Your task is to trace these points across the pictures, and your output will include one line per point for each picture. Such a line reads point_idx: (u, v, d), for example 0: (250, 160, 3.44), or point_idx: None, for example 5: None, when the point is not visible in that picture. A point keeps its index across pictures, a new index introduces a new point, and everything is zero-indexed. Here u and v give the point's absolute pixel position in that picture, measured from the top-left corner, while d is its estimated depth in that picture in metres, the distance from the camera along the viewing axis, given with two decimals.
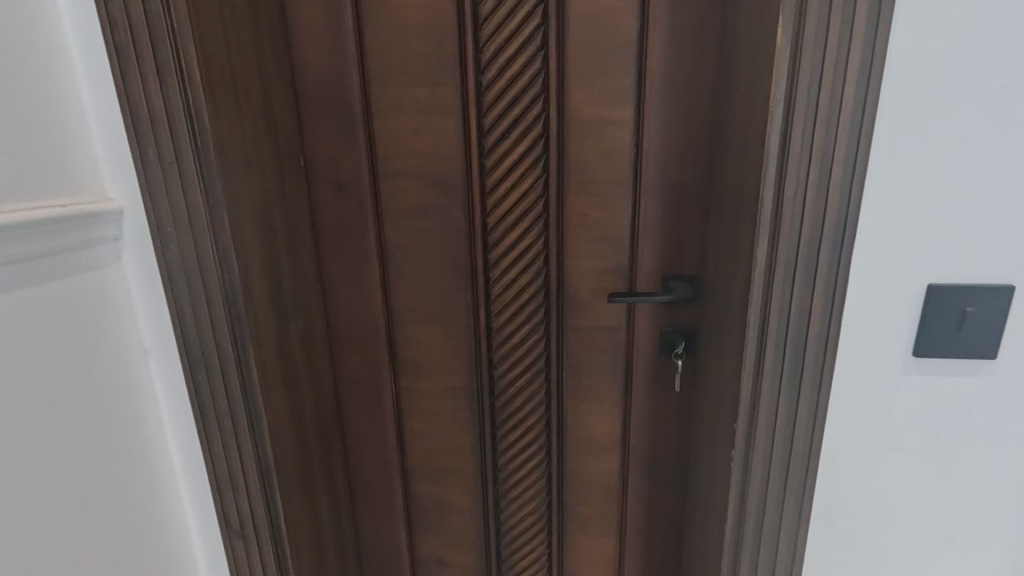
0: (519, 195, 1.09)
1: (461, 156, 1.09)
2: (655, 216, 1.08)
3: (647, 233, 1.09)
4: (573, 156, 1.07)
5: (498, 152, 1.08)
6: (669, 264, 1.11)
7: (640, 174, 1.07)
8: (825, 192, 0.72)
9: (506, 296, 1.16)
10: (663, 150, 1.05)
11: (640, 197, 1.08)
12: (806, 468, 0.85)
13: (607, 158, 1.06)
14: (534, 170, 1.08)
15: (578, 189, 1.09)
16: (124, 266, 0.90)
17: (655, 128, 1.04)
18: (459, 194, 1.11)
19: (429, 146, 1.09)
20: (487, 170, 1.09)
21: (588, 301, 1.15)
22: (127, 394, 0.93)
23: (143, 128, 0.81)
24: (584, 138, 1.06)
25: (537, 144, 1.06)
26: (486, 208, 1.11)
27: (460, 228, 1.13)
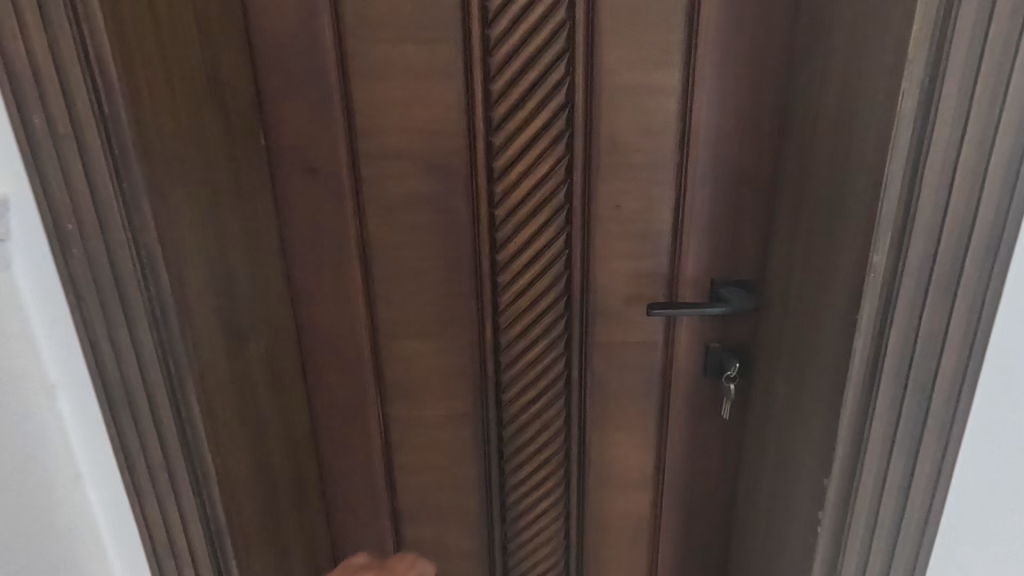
0: (535, 182, 0.88)
1: (463, 133, 0.87)
2: (704, 208, 0.88)
3: (694, 229, 0.89)
4: (603, 134, 0.85)
5: (510, 128, 0.86)
6: (718, 266, 0.91)
7: (687, 154, 0.85)
8: (982, 175, 0.53)
9: (518, 306, 0.94)
10: (716, 125, 0.84)
11: (687, 183, 0.86)
12: (923, 531, 0.66)
13: (647, 136, 0.85)
14: (554, 151, 0.86)
15: (609, 175, 0.87)
16: (13, 276, 0.68)
17: (708, 98, 0.83)
18: (460, 180, 0.89)
19: (422, 121, 0.87)
20: (496, 150, 0.87)
21: (618, 311, 0.94)
22: (26, 443, 0.71)
23: (22, 86, 0.58)
24: (619, 111, 0.84)
25: (558, 118, 0.85)
26: (493, 199, 0.89)
27: (462, 224, 0.92)
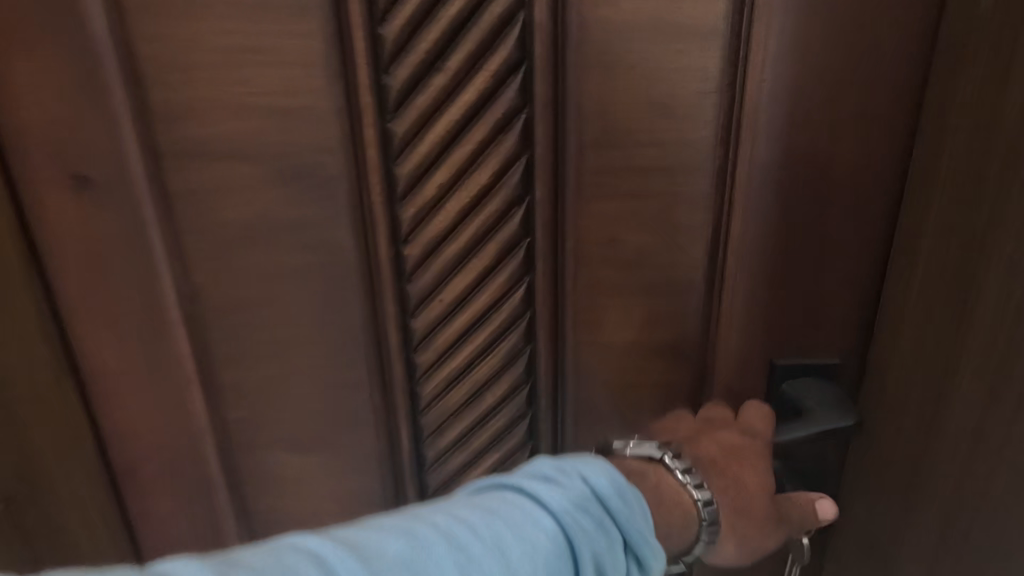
0: (469, 202, 0.51)
1: (336, 115, 0.49)
2: (762, 244, 0.50)
3: (744, 279, 0.52)
4: (586, 117, 0.48)
5: (420, 106, 0.48)
6: (783, 338, 0.53)
7: (737, 150, 0.47)
8: None
9: (452, 399, 0.58)
10: (794, 97, 0.46)
11: (734, 201, 0.49)
12: None
13: (666, 118, 0.47)
14: (499, 148, 0.49)
15: (597, 187, 0.50)
16: None
17: (780, 48, 0.45)
18: (339, 199, 0.52)
19: (262, 94, 0.48)
20: (398, 145, 0.49)
21: (614, 407, 0.58)
22: None
23: None
24: (613, 74, 0.46)
25: (505, 89, 0.48)
26: (400, 231, 0.52)
27: (348, 271, 0.54)
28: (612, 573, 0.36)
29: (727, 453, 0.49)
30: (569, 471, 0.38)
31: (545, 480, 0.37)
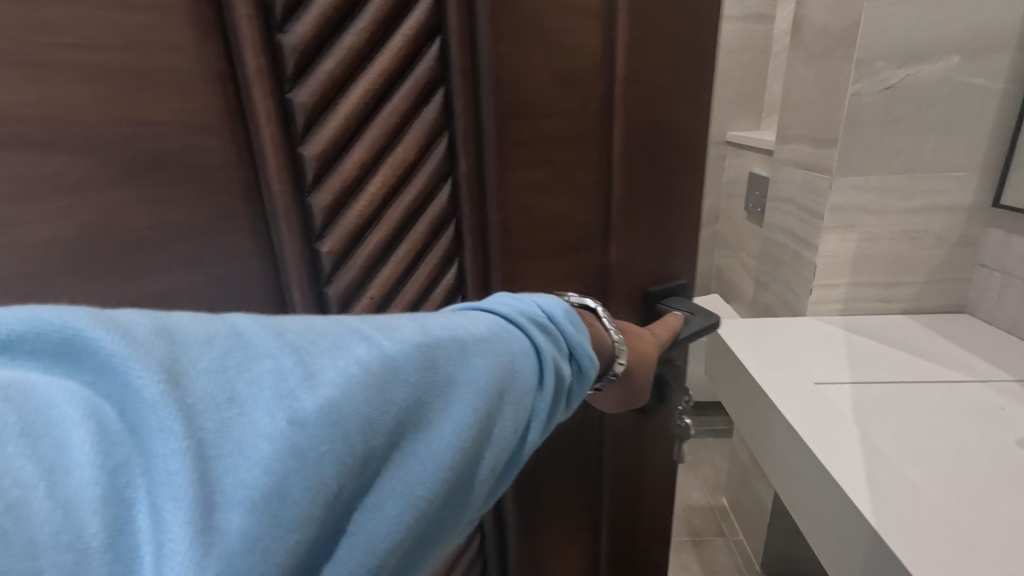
0: (393, 182, 0.45)
1: (212, 86, 0.37)
2: (650, 206, 0.55)
3: (632, 234, 0.55)
4: (505, 86, 0.46)
5: (329, 73, 0.40)
6: (655, 277, 0.59)
7: (630, 118, 0.51)
8: None
9: None
10: (659, 69, 0.51)
11: (629, 167, 0.53)
12: None
13: (570, 88, 0.48)
14: (420, 123, 0.45)
15: (516, 158, 0.48)
16: None
17: (648, 24, 0.48)
18: (226, 197, 0.39)
19: (85, 50, 0.33)
20: (304, 120, 0.40)
21: None
22: None
23: None
24: (522, 42, 0.45)
25: (422, 57, 0.44)
26: (313, 227, 0.43)
27: (245, 289, 0.42)
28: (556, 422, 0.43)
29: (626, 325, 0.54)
30: (524, 298, 0.43)
31: (511, 300, 0.43)
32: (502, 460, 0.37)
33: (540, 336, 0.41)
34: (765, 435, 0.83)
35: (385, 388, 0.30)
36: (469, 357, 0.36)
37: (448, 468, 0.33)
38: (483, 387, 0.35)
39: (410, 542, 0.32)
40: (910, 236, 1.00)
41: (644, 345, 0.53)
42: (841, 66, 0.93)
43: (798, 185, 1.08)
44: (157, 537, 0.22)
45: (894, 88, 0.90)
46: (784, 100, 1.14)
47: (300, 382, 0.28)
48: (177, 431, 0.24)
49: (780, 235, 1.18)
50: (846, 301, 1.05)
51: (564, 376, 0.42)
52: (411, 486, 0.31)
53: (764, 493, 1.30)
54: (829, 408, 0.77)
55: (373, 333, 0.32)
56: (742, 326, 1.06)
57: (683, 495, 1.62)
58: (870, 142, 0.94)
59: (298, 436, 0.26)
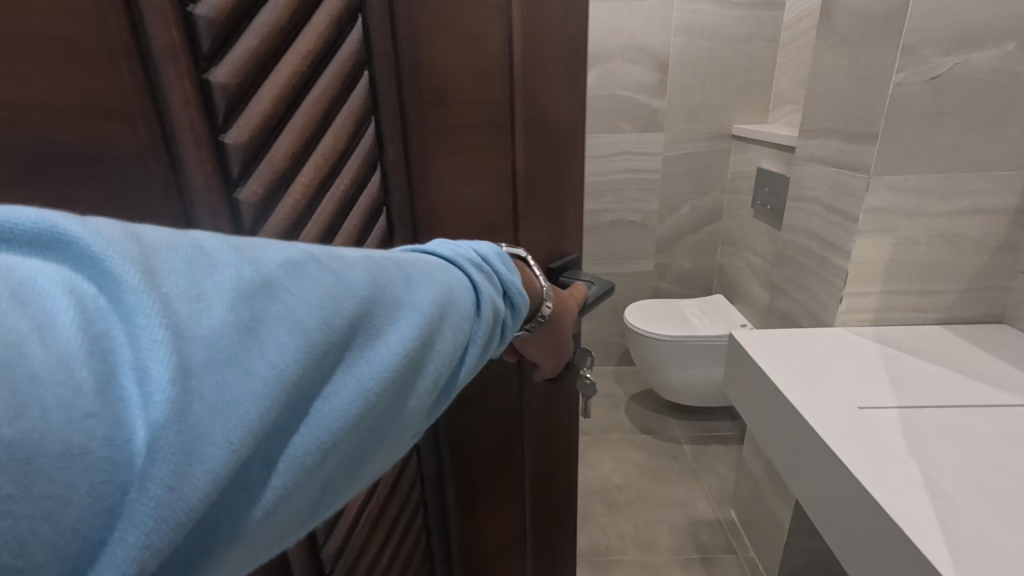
0: (327, 171, 0.42)
1: (110, 53, 0.29)
2: (541, 191, 0.58)
3: (533, 218, 0.58)
4: (425, 72, 0.47)
5: (253, 51, 0.34)
6: (552, 253, 0.62)
7: (524, 103, 0.53)
8: None
9: None
10: (545, 63, 0.53)
11: (525, 152, 0.54)
12: None
13: (479, 76, 0.49)
14: (351, 109, 0.43)
15: (437, 145, 0.50)
16: None
17: (537, 16, 0.51)
18: (143, 198, 0.32)
19: None
20: (223, 101, 0.34)
21: None
22: None
23: None
24: (437, 31, 0.46)
25: (347, 36, 0.41)
26: (243, 228, 0.37)
27: None
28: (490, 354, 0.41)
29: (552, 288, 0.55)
30: (462, 244, 0.41)
31: (453, 244, 0.40)
32: (444, 383, 0.35)
33: (480, 275, 0.39)
34: (809, 471, 0.74)
35: (340, 300, 0.27)
36: (417, 281, 0.33)
37: (395, 381, 0.30)
38: (431, 302, 0.33)
39: (349, 446, 0.28)
40: (951, 241, 0.91)
41: (565, 300, 0.55)
42: (883, 53, 0.84)
43: (827, 184, 0.99)
44: (142, 391, 0.19)
45: (942, 78, 0.81)
46: (810, 92, 1.06)
47: (261, 288, 0.24)
48: (157, 308, 0.20)
49: (803, 238, 1.09)
50: (877, 312, 0.97)
51: (501, 310, 0.40)
52: (361, 384, 0.28)
53: (782, 510, 1.21)
54: (882, 441, 0.69)
55: (322, 251, 0.29)
56: (761, 338, 0.97)
57: (686, 507, 1.53)
58: (913, 138, 0.85)
59: (276, 325, 0.24)
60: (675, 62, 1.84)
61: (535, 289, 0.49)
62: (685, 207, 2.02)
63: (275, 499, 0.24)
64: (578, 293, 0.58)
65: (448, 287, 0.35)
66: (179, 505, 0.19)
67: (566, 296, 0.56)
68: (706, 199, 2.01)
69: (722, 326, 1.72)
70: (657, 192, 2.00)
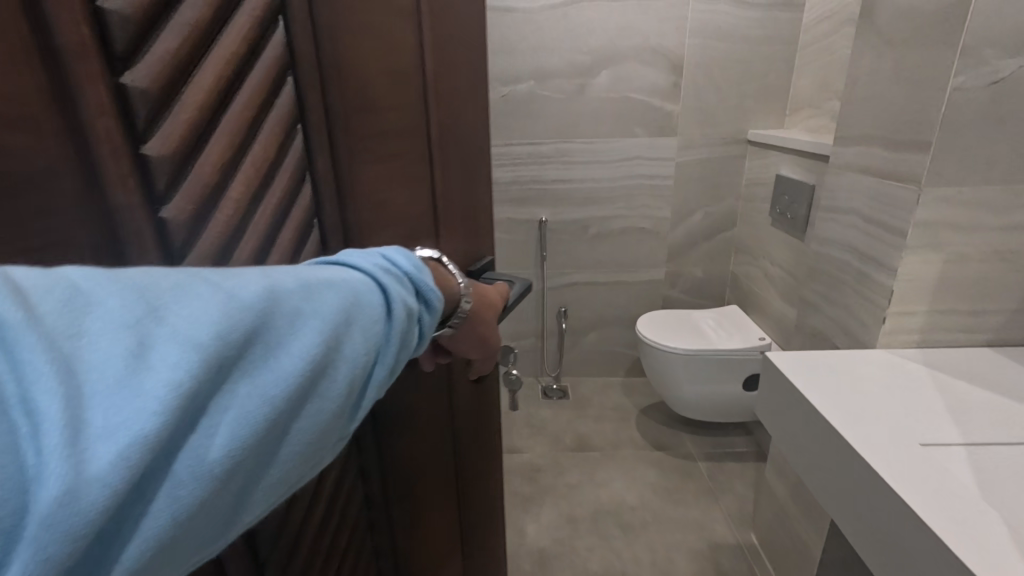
0: (255, 178, 0.44)
1: (24, 65, 0.29)
2: (453, 193, 0.59)
3: (451, 223, 0.60)
4: (348, 78, 0.49)
5: (174, 59, 0.36)
6: (470, 256, 0.63)
7: (436, 109, 0.54)
8: None
9: None
10: (452, 69, 0.54)
11: (438, 157, 0.56)
12: None
13: (395, 84, 0.51)
14: (276, 115, 0.46)
15: (364, 150, 0.52)
16: None
17: (445, 25, 0.52)
18: (67, 207, 0.32)
19: None
20: (143, 114, 0.35)
21: None
22: None
23: None
24: (356, 38, 0.48)
25: (268, 41, 0.44)
26: (175, 242, 0.39)
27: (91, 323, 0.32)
28: (412, 353, 0.40)
29: (476, 289, 0.54)
30: (372, 250, 0.40)
31: (364, 251, 0.39)
32: (361, 385, 0.34)
33: (392, 279, 0.38)
34: (858, 501, 0.68)
35: (231, 313, 0.26)
36: (319, 289, 0.32)
37: (303, 390, 0.29)
38: (336, 310, 0.32)
39: (259, 455, 0.28)
40: (1007, 258, 0.84)
41: (488, 296, 0.54)
42: (937, 54, 0.77)
43: (869, 196, 0.92)
44: (25, 424, 0.19)
45: (1007, 80, 0.74)
46: (847, 96, 0.99)
47: (146, 313, 0.24)
48: (32, 343, 0.20)
49: (838, 250, 1.03)
50: (924, 332, 0.90)
51: (416, 308, 0.39)
52: (264, 394, 0.27)
53: (813, 539, 1.14)
54: (950, 481, 0.62)
55: (212, 274, 0.28)
56: (801, 360, 0.90)
57: (705, 530, 1.46)
58: (970, 146, 0.78)
59: (165, 346, 0.23)
60: (691, 64, 1.77)
61: (451, 287, 0.48)
62: (699, 213, 1.96)
63: (179, 513, 0.23)
64: (500, 288, 0.58)
65: (353, 292, 0.34)
66: (74, 524, 0.20)
67: (488, 293, 0.55)
68: (721, 205, 1.94)
69: (739, 339, 1.65)
70: (669, 198, 1.94)
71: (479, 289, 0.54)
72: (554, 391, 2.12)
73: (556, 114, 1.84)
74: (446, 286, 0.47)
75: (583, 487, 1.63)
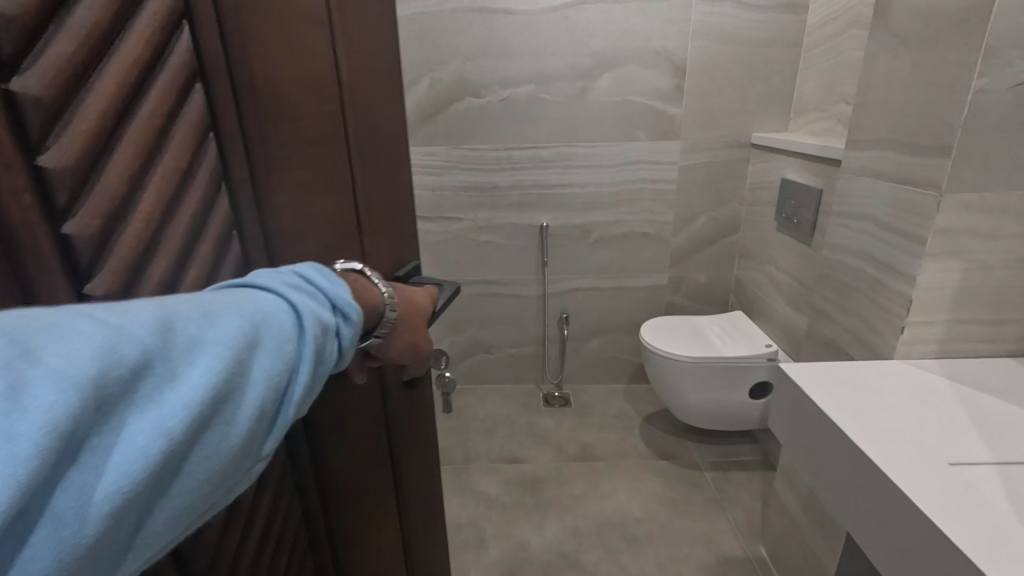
0: (169, 190, 0.41)
1: None
2: (375, 198, 0.56)
3: (375, 229, 0.57)
4: (260, 81, 0.45)
5: (67, 68, 0.33)
6: (397, 263, 0.62)
7: (352, 112, 0.51)
8: None
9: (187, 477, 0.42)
10: (367, 68, 0.52)
11: (359, 163, 0.53)
12: None
13: (313, 87, 0.48)
14: (188, 123, 0.43)
15: (278, 160, 0.48)
16: None
17: (356, 22, 0.50)
18: None
19: None
20: (38, 129, 0.32)
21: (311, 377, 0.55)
22: None
23: None
24: (265, 33, 0.44)
25: (174, 45, 0.41)
26: (79, 263, 0.36)
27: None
28: (332, 368, 0.40)
29: (403, 295, 0.54)
30: (287, 269, 0.40)
31: (275, 271, 0.39)
32: (273, 406, 0.34)
33: (302, 297, 0.38)
34: (878, 520, 0.64)
35: (114, 348, 0.26)
36: (219, 315, 0.32)
37: (201, 418, 0.29)
38: (238, 334, 0.32)
39: (153, 486, 0.27)
40: None
41: (414, 299, 0.55)
42: (957, 56, 0.75)
43: (885, 201, 0.90)
44: None
45: None
46: (860, 99, 0.96)
47: (18, 357, 0.23)
48: None
49: (852, 258, 1.00)
50: (942, 343, 0.87)
51: (332, 324, 0.39)
52: (156, 426, 0.27)
53: (827, 554, 1.10)
54: (983, 502, 0.58)
55: (96, 309, 0.28)
56: (817, 370, 0.87)
57: (713, 543, 1.43)
58: (993, 151, 0.75)
59: (36, 388, 0.23)
60: (694, 66, 1.75)
61: (375, 296, 0.47)
62: (702, 217, 1.93)
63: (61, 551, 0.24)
64: (425, 290, 0.59)
65: (257, 315, 0.34)
66: None
67: (415, 295, 0.56)
68: (724, 209, 1.92)
69: (745, 346, 1.62)
70: (672, 202, 1.91)
71: (404, 294, 0.54)
72: (555, 399, 2.10)
73: (557, 117, 1.81)
74: (367, 297, 0.46)
75: (587, 499, 1.59)
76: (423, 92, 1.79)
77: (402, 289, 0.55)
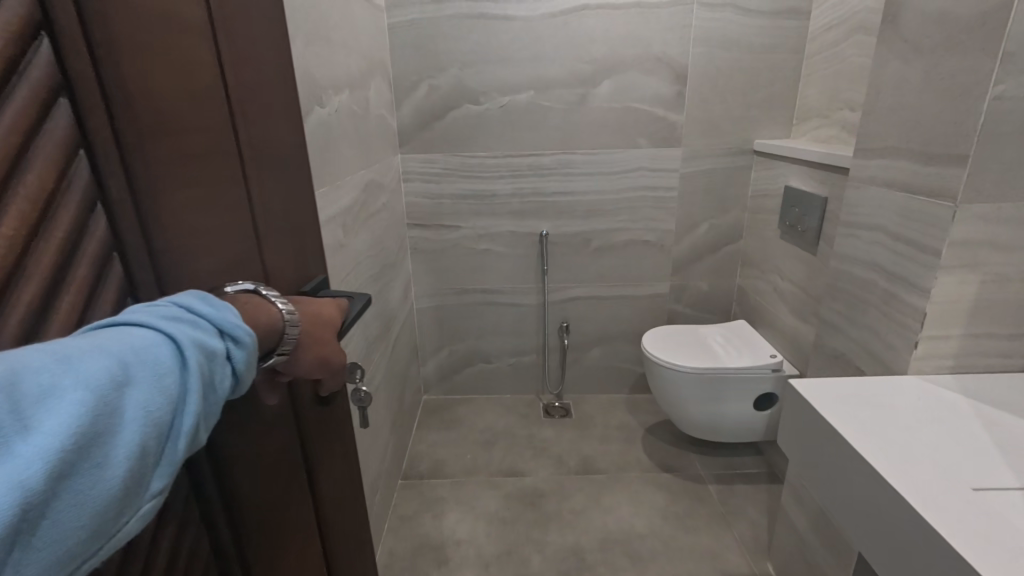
0: (30, 216, 0.36)
1: None
2: (268, 210, 0.60)
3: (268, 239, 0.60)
4: (138, 98, 0.43)
5: None
6: (301, 278, 0.69)
7: (242, 133, 0.55)
8: None
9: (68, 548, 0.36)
10: (254, 92, 0.57)
11: (252, 179, 0.57)
12: None
13: (201, 104, 0.49)
14: (53, 143, 0.37)
15: (170, 173, 0.46)
16: None
17: (243, 54, 0.55)
18: None
19: None
20: None
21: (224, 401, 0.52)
22: None
23: None
24: (147, 52, 0.43)
25: (28, 56, 0.35)
26: None
27: None
28: (219, 397, 0.39)
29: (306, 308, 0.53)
30: (161, 301, 0.38)
31: (145, 305, 0.37)
32: (153, 443, 0.33)
33: (179, 327, 0.37)
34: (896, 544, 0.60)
35: None
36: (79, 358, 0.30)
37: (65, 466, 0.27)
38: (105, 374, 0.31)
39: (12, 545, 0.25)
40: None
41: (319, 310, 0.54)
42: (973, 63, 0.72)
43: (897, 210, 0.87)
44: None
45: None
46: (869, 106, 0.93)
47: None
48: None
49: (862, 269, 0.97)
50: (957, 358, 0.84)
51: (215, 351, 0.38)
52: (10, 480, 0.25)
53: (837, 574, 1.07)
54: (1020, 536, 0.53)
55: None
56: (827, 387, 0.84)
57: (718, 559, 1.39)
58: (1011, 161, 0.73)
59: None
60: (695, 73, 1.73)
61: (272, 314, 0.46)
62: (704, 225, 1.90)
63: None
64: (333, 301, 0.58)
65: (126, 352, 0.32)
66: None
67: (320, 306, 0.54)
68: (726, 217, 1.89)
69: (750, 356, 1.59)
70: (674, 210, 1.88)
71: (308, 307, 0.53)
72: (556, 410, 2.07)
73: (557, 124, 1.79)
74: (261, 315, 0.45)
75: (588, 514, 1.55)
76: (421, 98, 1.76)
77: (306, 302, 0.53)
